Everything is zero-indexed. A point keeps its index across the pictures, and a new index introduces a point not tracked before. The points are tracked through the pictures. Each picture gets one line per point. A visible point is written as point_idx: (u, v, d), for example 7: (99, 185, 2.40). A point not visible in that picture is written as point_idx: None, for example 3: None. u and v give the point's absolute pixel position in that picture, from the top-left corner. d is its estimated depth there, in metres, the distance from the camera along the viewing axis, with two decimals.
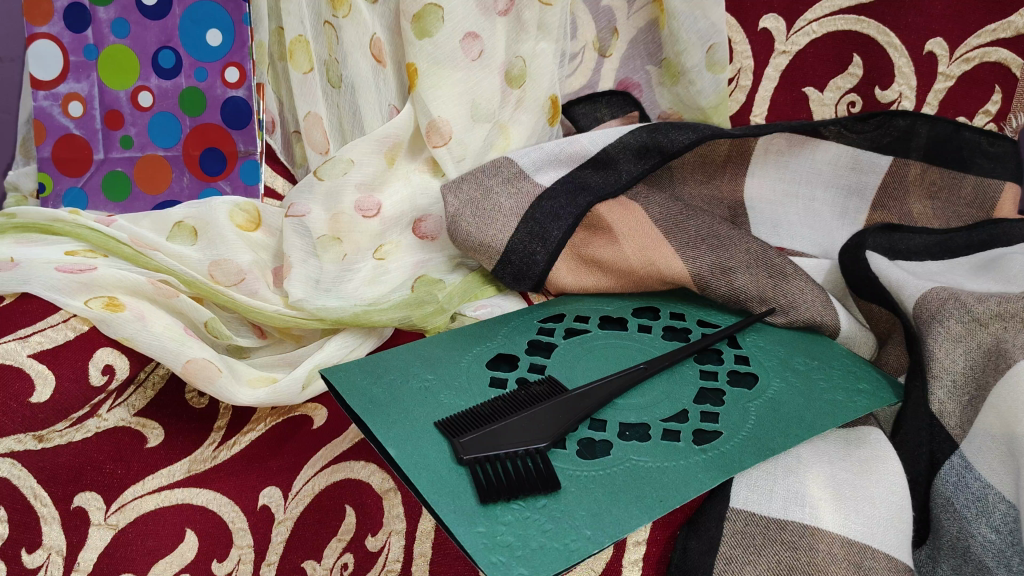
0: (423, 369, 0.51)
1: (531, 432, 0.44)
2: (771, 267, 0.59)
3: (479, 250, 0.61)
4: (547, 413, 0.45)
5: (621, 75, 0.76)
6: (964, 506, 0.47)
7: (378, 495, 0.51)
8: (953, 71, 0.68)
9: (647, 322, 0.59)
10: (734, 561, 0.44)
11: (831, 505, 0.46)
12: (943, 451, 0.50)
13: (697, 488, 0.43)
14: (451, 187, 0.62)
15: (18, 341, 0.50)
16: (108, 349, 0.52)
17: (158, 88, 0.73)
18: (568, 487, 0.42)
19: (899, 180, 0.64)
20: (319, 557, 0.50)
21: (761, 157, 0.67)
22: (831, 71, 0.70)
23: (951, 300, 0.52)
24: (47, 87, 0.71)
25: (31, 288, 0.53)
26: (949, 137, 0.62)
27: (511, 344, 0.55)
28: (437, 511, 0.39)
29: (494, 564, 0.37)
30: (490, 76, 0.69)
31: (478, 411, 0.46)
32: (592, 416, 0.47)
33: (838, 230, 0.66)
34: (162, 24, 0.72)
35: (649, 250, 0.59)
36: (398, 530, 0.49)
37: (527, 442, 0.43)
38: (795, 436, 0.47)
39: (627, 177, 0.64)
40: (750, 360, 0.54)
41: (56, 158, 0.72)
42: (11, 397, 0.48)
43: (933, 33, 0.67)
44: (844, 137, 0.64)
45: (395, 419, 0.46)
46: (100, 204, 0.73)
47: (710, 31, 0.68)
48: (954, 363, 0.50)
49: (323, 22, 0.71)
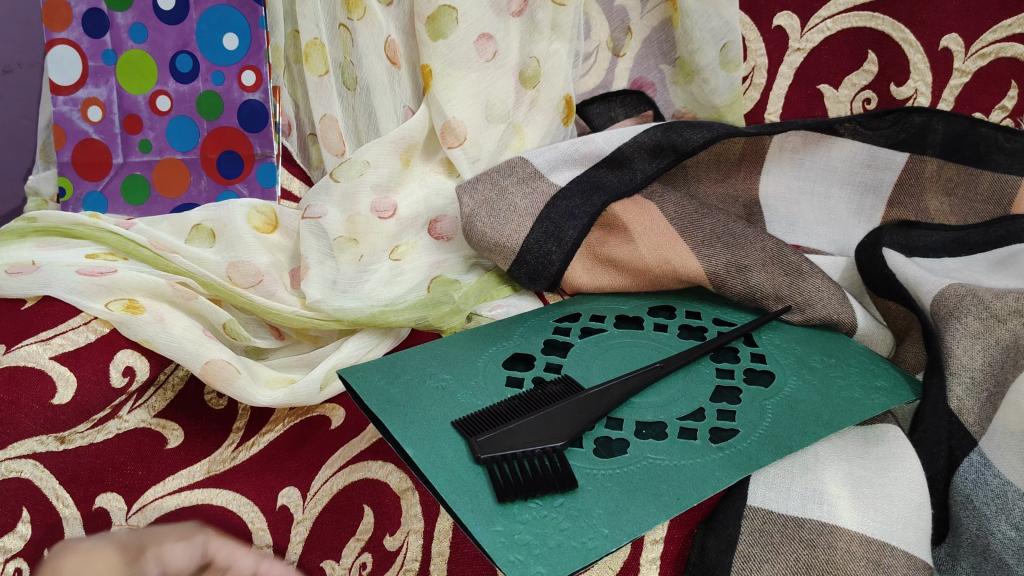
0: (439, 370, 0.52)
1: (547, 429, 0.44)
2: (787, 265, 0.59)
3: (494, 251, 0.61)
4: (562, 410, 0.46)
5: (635, 74, 0.76)
6: (984, 503, 0.47)
7: (396, 494, 0.51)
8: (969, 67, 0.67)
9: (664, 320, 0.59)
10: (752, 559, 0.44)
11: (849, 503, 0.46)
12: (962, 448, 0.49)
13: (714, 486, 0.43)
14: (466, 187, 0.62)
15: (40, 344, 0.51)
16: (129, 350, 0.53)
17: (176, 92, 0.74)
18: (585, 485, 0.42)
19: (915, 176, 0.64)
20: (337, 557, 0.50)
21: (776, 155, 0.67)
22: (847, 68, 0.70)
23: (968, 297, 0.53)
24: (66, 92, 0.71)
25: (53, 291, 0.54)
26: (965, 133, 0.61)
27: (527, 343, 0.56)
28: (456, 511, 0.40)
29: (512, 563, 0.37)
30: (504, 76, 0.69)
31: (495, 407, 0.47)
32: (608, 414, 0.47)
33: (854, 227, 0.66)
34: (179, 29, 0.73)
35: (664, 248, 0.59)
36: (416, 529, 0.50)
37: (543, 440, 0.43)
38: (813, 434, 0.47)
39: (641, 176, 0.64)
40: (766, 358, 0.54)
41: (76, 162, 0.72)
42: (33, 399, 0.49)
43: (949, 29, 0.67)
44: (859, 133, 0.64)
45: (414, 419, 0.46)
46: (119, 208, 0.74)
47: (724, 30, 0.67)
48: (972, 360, 0.50)
49: (338, 24, 0.71)
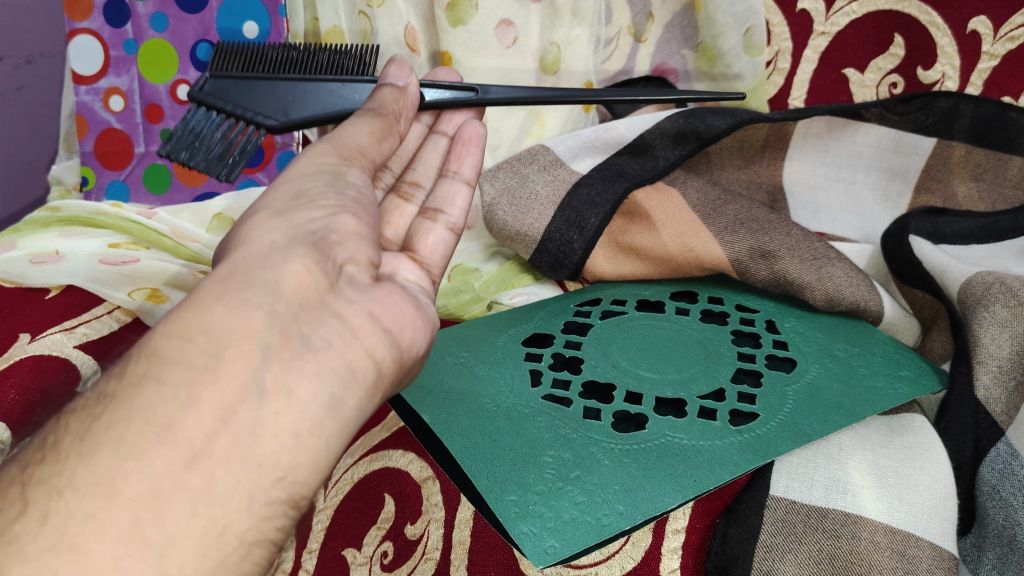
0: (458, 348, 0.53)
1: (274, 100, 0.49)
2: (814, 251, 0.57)
3: (516, 240, 0.61)
4: (310, 87, 0.49)
5: (657, 60, 0.76)
6: (1012, 493, 0.46)
7: (416, 484, 0.48)
8: (998, 51, 0.64)
9: (685, 305, 0.59)
10: (774, 550, 0.43)
11: (873, 493, 0.45)
12: (988, 438, 0.48)
13: (731, 471, 0.42)
14: (487, 175, 0.63)
15: (64, 334, 0.51)
16: (150, 340, 0.53)
17: (196, 81, 0.75)
18: (474, 440, 0.43)
19: (942, 162, 0.62)
20: (359, 545, 0.47)
21: (801, 141, 0.66)
22: (872, 52, 0.68)
23: (996, 284, 0.52)
24: (87, 82, 0.73)
25: (75, 279, 0.55)
26: (993, 117, 0.59)
27: (545, 325, 0.56)
28: (476, 484, 0.40)
29: (525, 535, 0.37)
30: (524, 63, 0.68)
31: (291, 57, 0.52)
32: (629, 389, 0.48)
33: (880, 215, 0.65)
34: (200, 17, 0.73)
35: (687, 236, 0.59)
36: (437, 518, 0.46)
37: (252, 106, 0.49)
38: (833, 423, 0.46)
39: (663, 163, 0.63)
40: (789, 347, 0.54)
41: (98, 151, 0.74)
42: (58, 387, 0.48)
43: (977, 11, 0.63)
44: (886, 119, 0.63)
45: (430, 390, 0.48)
46: (141, 196, 0.76)
47: (747, 14, 0.67)
48: (1000, 349, 0.50)
49: (357, 12, 0.71)
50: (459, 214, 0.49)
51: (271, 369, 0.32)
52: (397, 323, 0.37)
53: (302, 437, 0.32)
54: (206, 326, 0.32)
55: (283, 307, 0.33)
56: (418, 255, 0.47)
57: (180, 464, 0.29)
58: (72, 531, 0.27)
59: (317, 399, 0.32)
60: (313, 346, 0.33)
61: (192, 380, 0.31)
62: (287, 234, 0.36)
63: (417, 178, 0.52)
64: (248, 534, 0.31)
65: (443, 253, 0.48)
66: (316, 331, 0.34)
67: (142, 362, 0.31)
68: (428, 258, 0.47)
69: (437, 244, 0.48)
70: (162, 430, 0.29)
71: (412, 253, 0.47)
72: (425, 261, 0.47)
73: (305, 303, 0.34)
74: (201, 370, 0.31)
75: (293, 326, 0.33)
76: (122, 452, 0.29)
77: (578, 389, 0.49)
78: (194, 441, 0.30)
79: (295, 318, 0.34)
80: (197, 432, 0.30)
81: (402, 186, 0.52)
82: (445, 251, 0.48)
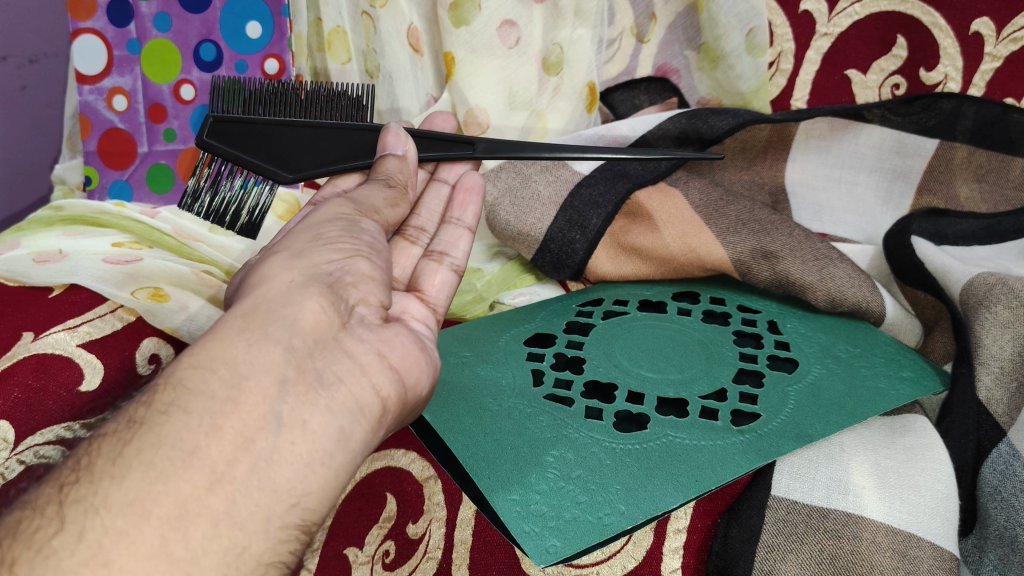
0: (461, 348, 0.53)
1: (281, 146, 0.52)
2: (816, 252, 0.57)
3: (518, 240, 0.61)
4: (319, 132, 0.52)
5: (659, 61, 0.76)
6: (1013, 494, 0.45)
7: (418, 483, 0.48)
8: (1000, 52, 0.63)
9: (687, 305, 0.59)
10: (775, 550, 0.43)
11: (875, 493, 0.45)
12: (990, 439, 0.48)
13: (733, 471, 0.42)
14: (490, 176, 0.63)
15: (67, 332, 0.51)
16: (153, 339, 0.53)
17: (199, 80, 0.76)
18: (477, 439, 0.44)
19: (945, 163, 0.62)
20: (360, 544, 0.46)
21: (803, 142, 0.66)
22: (875, 53, 0.68)
23: (999, 285, 0.52)
24: (91, 82, 0.72)
25: (79, 279, 0.55)
26: (995, 119, 0.59)
27: (547, 325, 0.56)
28: (478, 483, 0.40)
29: (527, 534, 0.37)
30: (527, 63, 0.68)
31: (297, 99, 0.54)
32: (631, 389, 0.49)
33: (883, 215, 0.65)
34: (203, 17, 0.75)
35: (689, 236, 0.59)
36: (438, 517, 0.46)
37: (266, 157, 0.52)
38: (834, 423, 0.46)
39: (666, 164, 0.63)
40: (790, 347, 0.54)
41: (101, 151, 0.74)
42: (61, 386, 0.48)
43: (980, 12, 0.63)
44: (889, 120, 0.63)
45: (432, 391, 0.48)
46: (145, 196, 0.75)
47: (749, 15, 0.67)
48: (1001, 350, 0.50)
49: (360, 12, 0.71)
50: (461, 257, 0.52)
51: (288, 402, 0.33)
52: (407, 363, 0.39)
53: (314, 466, 0.33)
54: (228, 360, 0.33)
55: (300, 343, 0.34)
56: (425, 295, 0.49)
57: (203, 487, 0.30)
58: (108, 548, 0.28)
59: (328, 433, 0.33)
60: (327, 382, 0.34)
61: (217, 410, 0.31)
62: (305, 273, 0.38)
63: (422, 222, 0.54)
64: (265, 555, 0.31)
65: (447, 292, 0.50)
66: (329, 368, 0.35)
67: (168, 392, 0.32)
68: (434, 297, 0.49)
69: (442, 284, 0.50)
70: (188, 456, 0.30)
71: (419, 293, 0.49)
72: (431, 302, 0.49)
73: (320, 339, 0.35)
74: (224, 401, 0.32)
75: (310, 360, 0.34)
76: (152, 476, 0.29)
77: (579, 388, 0.49)
78: (218, 466, 0.30)
79: (310, 353, 0.34)
80: (219, 458, 0.30)
81: (407, 228, 0.54)
82: (449, 289, 0.50)
